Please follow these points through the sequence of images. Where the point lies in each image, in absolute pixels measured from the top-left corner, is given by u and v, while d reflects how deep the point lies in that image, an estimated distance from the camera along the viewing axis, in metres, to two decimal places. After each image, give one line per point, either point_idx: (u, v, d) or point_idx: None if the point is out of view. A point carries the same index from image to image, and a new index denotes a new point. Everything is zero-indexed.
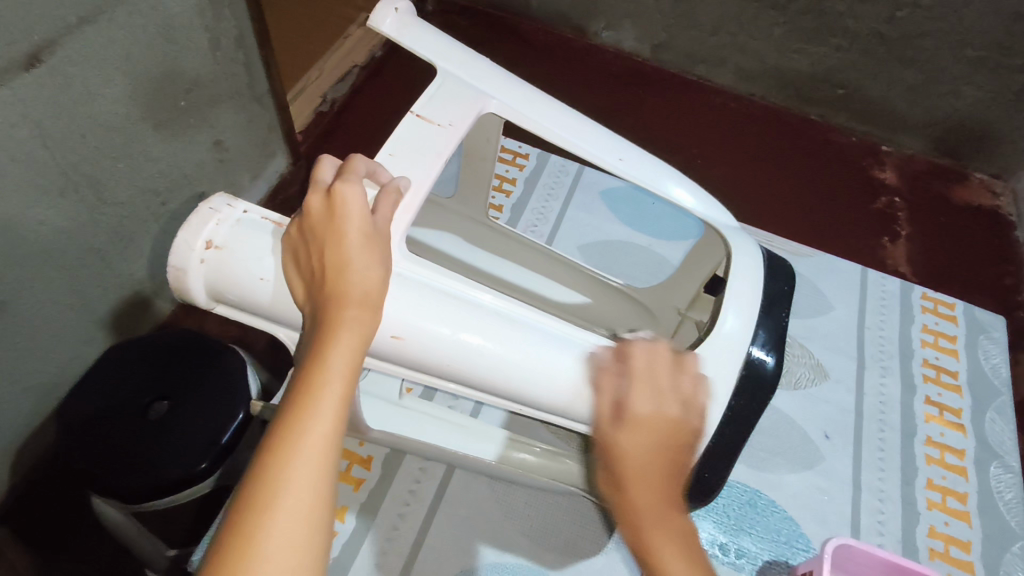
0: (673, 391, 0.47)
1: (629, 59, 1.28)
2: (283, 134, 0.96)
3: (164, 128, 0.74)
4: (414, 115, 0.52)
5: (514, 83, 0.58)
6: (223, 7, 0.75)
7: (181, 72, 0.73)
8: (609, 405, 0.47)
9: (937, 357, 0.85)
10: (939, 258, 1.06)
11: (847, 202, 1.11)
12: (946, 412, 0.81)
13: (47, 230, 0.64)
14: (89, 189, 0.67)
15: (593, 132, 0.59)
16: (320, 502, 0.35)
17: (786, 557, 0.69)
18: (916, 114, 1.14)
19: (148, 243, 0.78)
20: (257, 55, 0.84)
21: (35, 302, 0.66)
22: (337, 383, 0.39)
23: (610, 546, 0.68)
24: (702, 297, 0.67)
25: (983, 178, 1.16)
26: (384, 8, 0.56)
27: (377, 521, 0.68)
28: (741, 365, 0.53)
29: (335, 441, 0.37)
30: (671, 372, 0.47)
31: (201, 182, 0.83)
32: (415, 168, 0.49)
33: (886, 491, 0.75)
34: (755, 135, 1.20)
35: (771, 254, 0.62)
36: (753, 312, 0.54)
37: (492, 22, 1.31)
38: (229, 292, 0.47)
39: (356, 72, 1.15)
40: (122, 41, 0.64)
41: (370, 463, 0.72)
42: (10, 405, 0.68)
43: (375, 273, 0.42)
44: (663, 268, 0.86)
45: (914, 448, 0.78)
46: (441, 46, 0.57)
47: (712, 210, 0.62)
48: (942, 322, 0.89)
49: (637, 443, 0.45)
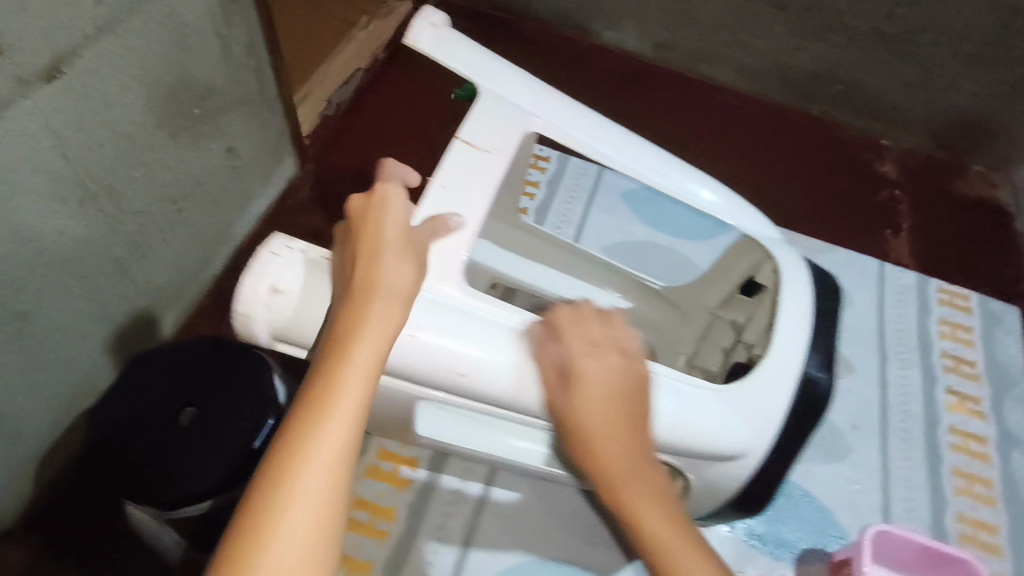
0: (610, 347, 0.49)
1: (631, 59, 1.29)
2: (290, 139, 0.97)
3: (179, 136, 0.74)
4: (461, 141, 0.53)
5: (553, 98, 0.58)
6: (234, 14, 0.75)
7: (195, 80, 0.73)
8: (556, 376, 0.48)
9: (954, 348, 0.87)
10: (944, 252, 1.08)
11: (852, 196, 1.14)
12: (967, 401, 0.82)
13: (66, 240, 0.64)
14: (108, 198, 0.67)
15: (631, 145, 0.60)
16: (336, 500, 0.37)
17: (824, 545, 0.71)
18: (914, 109, 1.16)
19: (163, 251, 0.78)
20: (267, 61, 0.84)
21: (56, 312, 0.66)
22: (358, 383, 0.40)
23: None
24: (737, 298, 0.67)
25: (981, 171, 1.20)
26: (421, 23, 0.57)
27: (424, 520, 0.69)
28: (795, 386, 0.53)
29: (354, 441, 0.39)
30: (602, 330, 0.50)
31: (214, 189, 0.84)
32: (467, 199, 0.51)
33: (913, 479, 0.76)
34: (764, 134, 1.21)
35: (815, 269, 0.62)
36: (806, 331, 0.55)
37: (493, 22, 1.31)
38: (295, 333, 0.48)
39: (358, 76, 1.15)
40: (138, 50, 0.64)
41: (416, 463, 0.72)
42: (34, 414, 0.68)
43: (407, 275, 0.44)
44: (688, 267, 0.87)
45: (939, 438, 0.79)
46: (478, 61, 0.58)
47: (751, 223, 0.63)
48: (958, 313, 0.90)
49: (592, 408, 0.48)
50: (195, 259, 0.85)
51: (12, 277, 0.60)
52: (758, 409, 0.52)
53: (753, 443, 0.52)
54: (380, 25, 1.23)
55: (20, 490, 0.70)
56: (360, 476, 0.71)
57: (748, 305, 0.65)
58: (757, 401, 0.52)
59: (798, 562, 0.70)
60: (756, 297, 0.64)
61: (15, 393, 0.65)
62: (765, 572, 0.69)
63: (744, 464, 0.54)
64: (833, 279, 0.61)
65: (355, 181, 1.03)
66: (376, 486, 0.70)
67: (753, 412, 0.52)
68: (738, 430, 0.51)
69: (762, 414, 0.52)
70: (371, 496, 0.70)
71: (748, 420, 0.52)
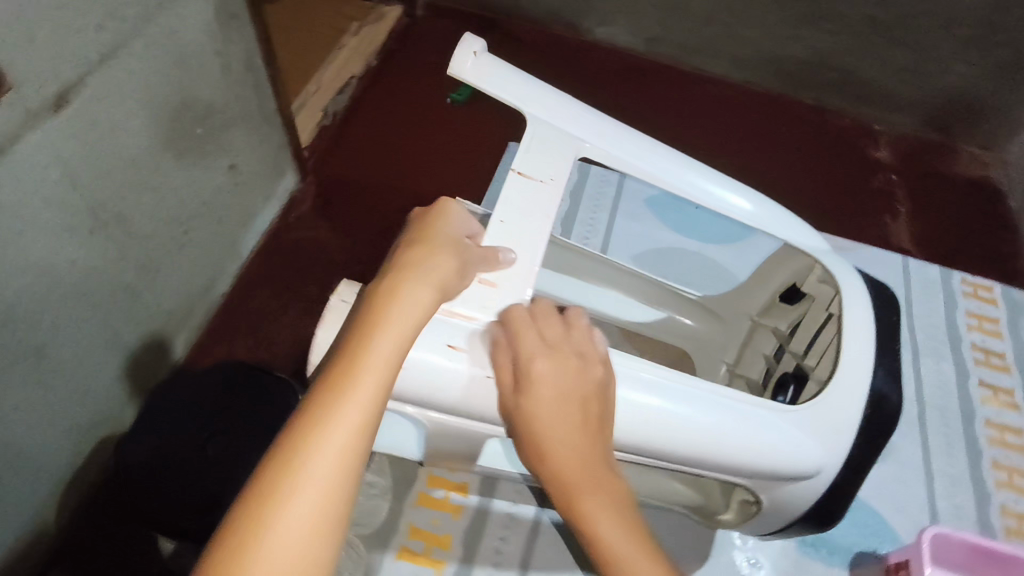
0: (566, 346, 0.45)
1: (623, 54, 1.28)
2: (290, 152, 0.95)
3: (183, 157, 0.73)
4: (516, 173, 0.52)
5: (593, 116, 0.57)
6: (231, 30, 0.73)
7: (198, 100, 0.72)
8: (510, 382, 0.44)
9: (983, 340, 0.87)
10: (950, 237, 1.09)
11: (853, 183, 1.14)
12: (1000, 393, 0.83)
13: (79, 271, 0.63)
14: (117, 226, 0.66)
15: (657, 153, 0.58)
16: (343, 489, 0.35)
17: (874, 548, 0.69)
18: (905, 94, 1.17)
19: (171, 274, 0.77)
20: (265, 75, 0.83)
21: (70, 346, 0.64)
22: (378, 369, 0.37)
23: (712, 554, 0.67)
24: (777, 306, 0.66)
25: (973, 152, 1.21)
26: (462, 51, 0.54)
27: (480, 547, 0.64)
28: (865, 401, 0.51)
29: (369, 429, 0.36)
30: (558, 331, 0.45)
31: (219, 208, 0.83)
32: (528, 237, 0.49)
33: (956, 476, 0.76)
34: (767, 127, 1.21)
35: (866, 277, 0.60)
36: (870, 343, 0.53)
37: (483, 23, 1.29)
38: None
39: (353, 83, 1.14)
40: (141, 73, 0.63)
41: (467, 488, 0.68)
42: (54, 449, 0.67)
43: (440, 270, 0.42)
44: (717, 272, 0.86)
45: (976, 431, 0.79)
46: (522, 88, 0.56)
47: (801, 235, 0.60)
48: (984, 306, 0.91)
49: (547, 415, 0.44)
50: (203, 279, 0.84)
51: (28, 312, 0.58)
52: (830, 426, 0.50)
53: (826, 460, 0.51)
54: (371, 31, 1.22)
55: (44, 525, 0.69)
56: (412, 505, 0.66)
57: (790, 312, 0.65)
58: (829, 418, 0.50)
59: (851, 568, 0.68)
60: (798, 305, 0.64)
61: (34, 429, 0.63)
62: None
63: (816, 482, 0.52)
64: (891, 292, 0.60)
65: (362, 195, 1.01)
66: (430, 514, 0.65)
67: (825, 429, 0.50)
68: (811, 448, 0.50)
69: (835, 430, 0.50)
70: (425, 525, 0.65)
71: (821, 437, 0.50)
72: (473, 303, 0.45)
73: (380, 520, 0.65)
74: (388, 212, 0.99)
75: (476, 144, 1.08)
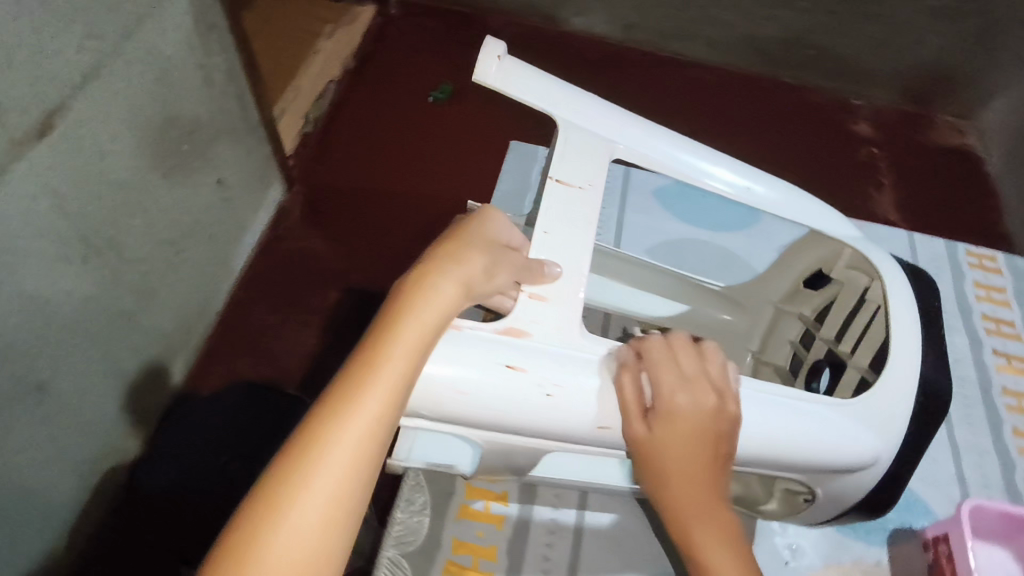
0: (700, 378, 0.45)
1: (602, 42, 1.28)
2: (276, 162, 0.93)
3: (171, 175, 0.71)
4: (554, 181, 0.52)
5: (611, 112, 0.56)
6: (210, 41, 0.71)
7: (182, 116, 0.70)
8: (638, 406, 0.44)
9: (993, 310, 0.85)
10: (941, 209, 1.11)
11: (835, 158, 1.16)
12: (1014, 360, 0.81)
13: (76, 300, 0.61)
14: (110, 251, 0.64)
15: (664, 142, 0.57)
16: (359, 478, 0.34)
17: (911, 523, 0.67)
18: (882, 66, 1.18)
19: (167, 296, 0.75)
20: (247, 86, 0.81)
21: (71, 379, 0.63)
22: (402, 358, 0.37)
23: (757, 542, 0.64)
24: (802, 292, 0.67)
25: (949, 120, 1.23)
26: (488, 56, 0.52)
27: (527, 555, 0.62)
28: (915, 394, 0.52)
29: (390, 419, 0.36)
30: (696, 364, 0.46)
31: (209, 225, 0.81)
32: (575, 246, 0.49)
33: (982, 446, 0.74)
34: (754, 108, 1.21)
35: (904, 264, 0.60)
36: (917, 332, 0.54)
37: (460, 18, 1.27)
38: (425, 409, 0.43)
39: (332, 88, 1.12)
40: (124, 94, 0.61)
41: (507, 497, 0.65)
42: (61, 485, 0.65)
43: (469, 268, 0.42)
44: (734, 263, 0.86)
45: (995, 401, 0.77)
46: (550, 91, 0.55)
47: (828, 222, 0.60)
48: (990, 276, 0.89)
49: (676, 441, 0.44)
50: (199, 297, 0.82)
51: (28, 347, 0.57)
52: (883, 421, 0.50)
53: (880, 452, 0.51)
54: (347, 33, 1.20)
55: (57, 562, 0.67)
56: (453, 519, 0.63)
57: (815, 298, 0.66)
58: (881, 412, 0.50)
59: (889, 543, 0.66)
60: (826, 291, 0.65)
61: (42, 466, 0.62)
62: (860, 557, 0.64)
63: (869, 474, 0.52)
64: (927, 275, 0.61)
65: (358, 202, 0.99)
66: (473, 526, 0.63)
67: (878, 422, 0.50)
68: (869, 444, 0.50)
69: (889, 424, 0.50)
70: (469, 537, 0.62)
71: (876, 431, 0.50)
72: (529, 317, 0.46)
73: (421, 536, 0.61)
74: (385, 217, 0.98)
75: (466, 141, 1.07)
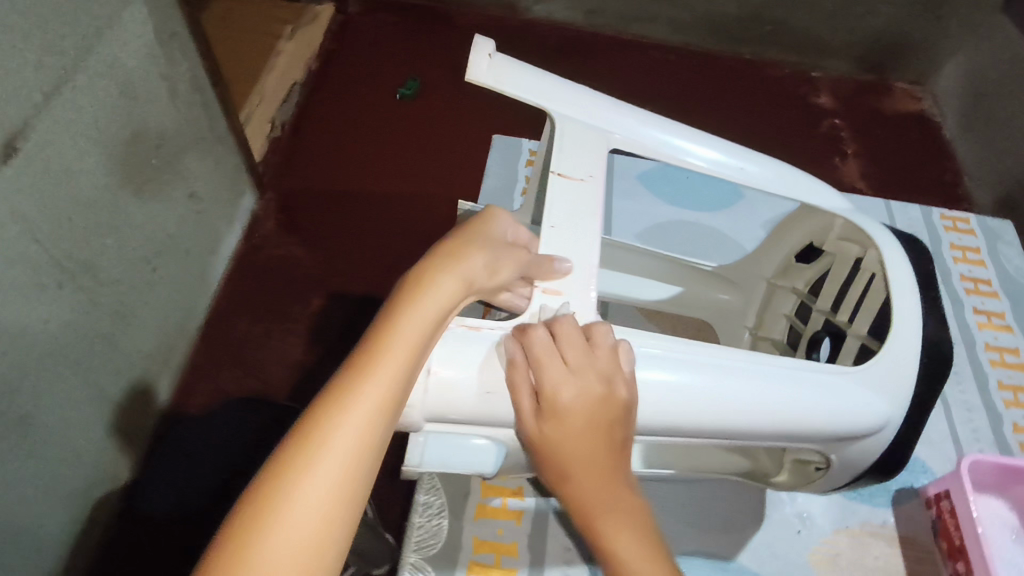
0: (588, 368, 0.43)
1: (565, 29, 1.27)
2: (246, 170, 0.91)
3: (141, 191, 0.69)
4: (556, 174, 0.51)
5: (599, 101, 0.56)
6: (173, 50, 0.69)
7: (149, 128, 0.68)
8: (530, 402, 0.43)
9: (970, 270, 0.88)
10: (909, 174, 1.14)
11: (799, 131, 1.18)
12: (993, 317, 0.84)
13: (53, 327, 0.59)
14: (85, 274, 0.62)
15: (651, 125, 0.58)
16: (360, 472, 0.33)
17: (912, 483, 0.69)
18: (839, 38, 1.21)
19: (146, 316, 0.73)
20: (212, 93, 0.78)
21: (56, 408, 0.61)
22: (402, 351, 0.37)
23: (767, 514, 0.66)
24: (794, 266, 0.69)
25: (905, 87, 1.27)
26: (478, 54, 0.52)
27: (547, 545, 0.62)
28: (919, 356, 0.53)
29: (387, 413, 0.35)
30: (582, 353, 0.43)
31: (184, 239, 0.79)
32: (583, 239, 0.49)
33: (971, 402, 0.76)
34: (720, 85, 1.23)
35: (901, 236, 0.61)
36: (917, 297, 0.55)
37: (422, 11, 1.25)
38: (453, 412, 0.44)
39: (297, 90, 1.10)
40: (88, 109, 0.59)
41: (523, 492, 0.65)
42: (53, 519, 0.63)
43: (469, 266, 0.42)
44: (721, 240, 0.87)
45: (979, 356, 0.80)
46: (542, 85, 0.55)
47: (816, 195, 0.61)
48: (965, 238, 0.92)
49: (564, 438, 0.44)
50: (177, 314, 0.80)
51: (9, 378, 0.55)
52: (891, 385, 0.52)
53: (891, 415, 0.52)
54: (307, 33, 1.17)
55: None
56: (470, 519, 0.63)
57: (806, 271, 0.67)
58: (888, 376, 0.52)
59: (894, 504, 0.68)
60: (818, 263, 0.66)
61: (33, 500, 0.60)
62: (868, 521, 0.66)
63: (881, 439, 0.53)
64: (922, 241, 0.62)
65: (336, 206, 0.98)
66: (491, 524, 0.63)
67: (887, 385, 0.52)
68: (879, 407, 0.51)
69: (898, 387, 0.52)
70: (489, 535, 0.62)
71: (885, 394, 0.51)
72: (547, 312, 0.45)
73: (442, 538, 0.62)
74: (363, 219, 0.97)
75: (440, 137, 1.06)
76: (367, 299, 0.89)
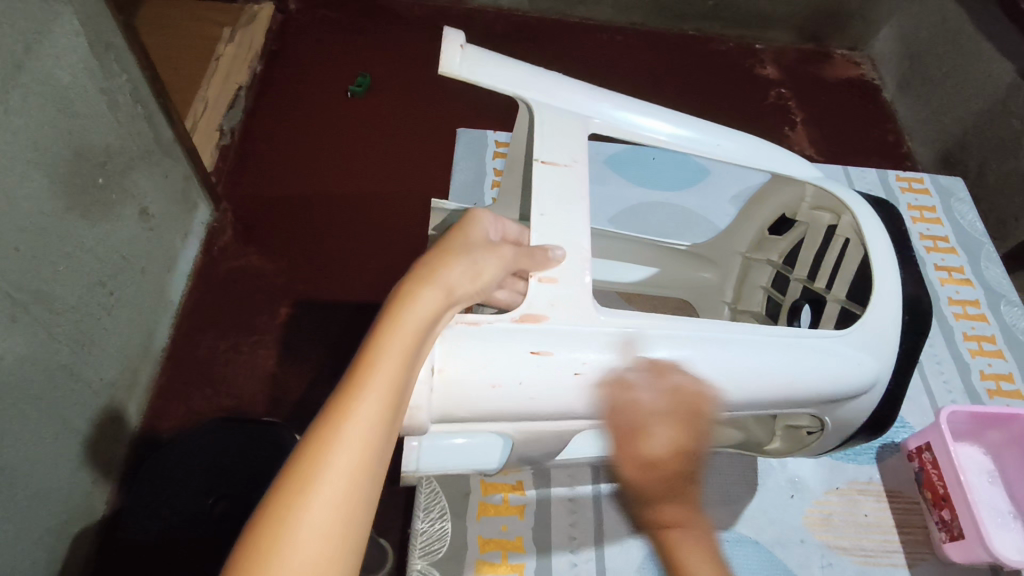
0: (677, 416, 0.47)
1: (511, 15, 1.26)
2: (198, 181, 0.88)
3: (90, 213, 0.66)
4: (539, 162, 0.51)
5: (569, 86, 0.56)
6: (111, 62, 0.66)
7: (93, 147, 0.65)
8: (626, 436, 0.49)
9: (928, 229, 0.92)
10: (859, 139, 1.17)
11: (749, 103, 1.20)
12: (953, 272, 0.88)
13: (7, 364, 0.56)
14: (38, 305, 0.59)
15: (622, 108, 0.58)
16: (361, 493, 0.32)
17: (893, 438, 0.72)
18: (781, 9, 1.23)
19: (106, 341, 0.70)
20: (157, 104, 0.75)
21: (20, 447, 0.58)
22: (391, 365, 0.35)
23: (760, 483, 0.68)
24: (767, 239, 0.71)
25: (845, 54, 1.30)
26: (449, 46, 0.51)
27: (553, 536, 0.63)
28: (899, 312, 0.55)
29: (387, 425, 0.34)
30: (671, 400, 0.47)
31: (139, 258, 0.76)
32: (573, 223, 0.49)
33: (939, 355, 0.80)
34: (671, 63, 1.24)
35: (868, 199, 0.63)
36: (893, 259, 0.57)
37: (365, 4, 1.22)
38: (462, 409, 0.44)
39: (243, 94, 1.06)
40: (23, 131, 0.56)
41: (523, 486, 0.65)
42: (28, 564, 0.60)
43: (453, 272, 0.41)
44: (688, 218, 0.89)
45: (944, 310, 0.84)
46: (515, 73, 0.54)
47: (785, 164, 0.62)
48: (921, 197, 0.96)
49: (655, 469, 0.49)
50: (139, 337, 0.77)
51: None
52: (876, 343, 0.54)
53: (879, 372, 0.54)
54: (245, 34, 1.13)
55: None
56: (474, 519, 0.63)
57: (780, 243, 0.69)
58: (874, 335, 0.54)
59: (878, 460, 0.70)
60: (790, 233, 0.68)
61: (5, 547, 0.57)
62: (855, 479, 0.69)
63: (869, 398, 0.55)
64: (887, 203, 0.64)
65: (298, 212, 0.95)
66: (495, 522, 0.63)
67: (873, 344, 0.54)
68: (867, 366, 0.53)
69: (883, 345, 0.54)
70: (494, 534, 0.62)
71: (872, 352, 0.53)
72: (544, 300, 0.46)
73: (447, 542, 0.61)
74: (328, 223, 0.95)
75: (399, 133, 1.04)
76: (340, 305, 0.87)
